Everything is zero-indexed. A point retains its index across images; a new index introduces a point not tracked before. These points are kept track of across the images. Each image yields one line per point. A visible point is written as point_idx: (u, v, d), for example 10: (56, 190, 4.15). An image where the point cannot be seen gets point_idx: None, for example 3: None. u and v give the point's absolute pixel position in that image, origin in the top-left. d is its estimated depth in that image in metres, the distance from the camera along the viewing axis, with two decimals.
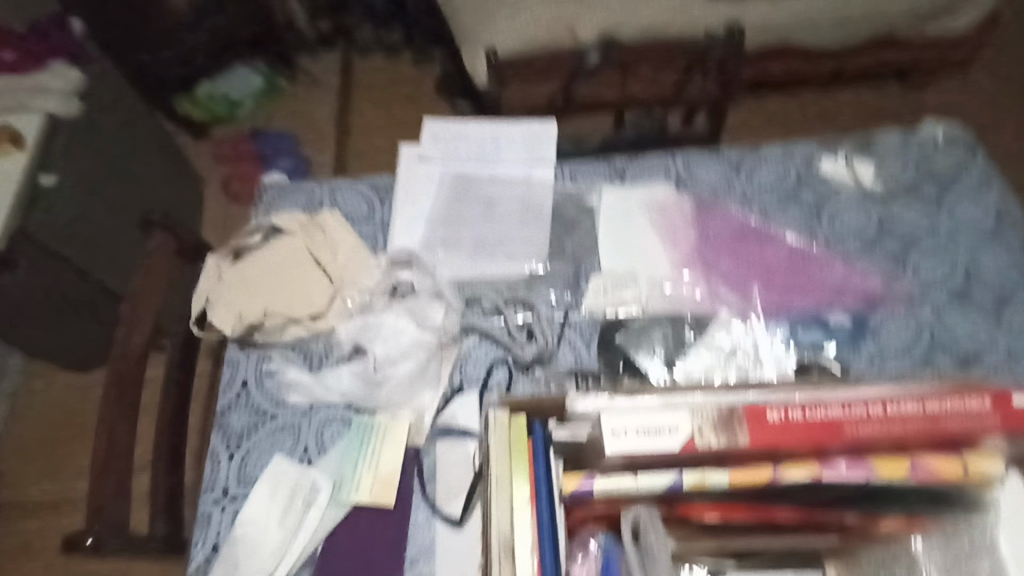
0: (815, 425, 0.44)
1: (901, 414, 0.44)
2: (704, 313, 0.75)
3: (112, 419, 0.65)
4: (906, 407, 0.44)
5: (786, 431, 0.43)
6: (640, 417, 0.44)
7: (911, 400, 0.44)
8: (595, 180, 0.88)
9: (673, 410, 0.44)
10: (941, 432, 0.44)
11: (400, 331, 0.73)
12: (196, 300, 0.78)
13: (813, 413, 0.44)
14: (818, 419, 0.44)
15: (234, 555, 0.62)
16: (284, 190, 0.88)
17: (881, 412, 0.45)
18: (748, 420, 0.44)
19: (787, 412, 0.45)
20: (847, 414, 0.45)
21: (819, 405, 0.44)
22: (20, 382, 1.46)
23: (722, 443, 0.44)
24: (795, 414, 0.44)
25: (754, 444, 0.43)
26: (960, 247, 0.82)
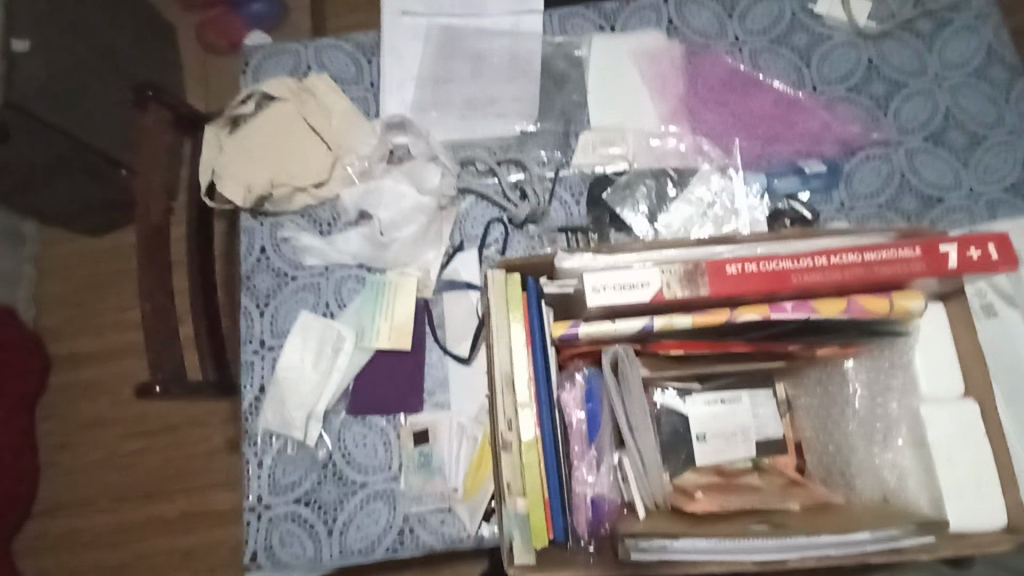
0: (767, 275, 0.51)
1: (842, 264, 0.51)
2: (688, 166, 0.79)
3: (152, 286, 0.73)
4: (847, 257, 0.51)
5: (740, 282, 0.50)
6: (616, 274, 0.50)
7: (852, 252, 0.51)
8: (585, 30, 0.86)
9: (645, 268, 0.51)
10: (874, 278, 0.51)
11: (401, 195, 0.79)
12: (203, 173, 0.82)
13: (766, 266, 0.51)
14: (769, 270, 0.51)
15: (279, 394, 0.73)
16: (270, 53, 0.87)
17: (825, 262, 0.51)
18: (709, 274, 0.51)
19: (744, 265, 0.52)
20: (796, 266, 0.51)
21: (770, 259, 0.51)
22: (40, 248, 1.53)
23: (686, 294, 0.51)
24: (749, 268, 0.51)
25: (713, 293, 0.51)
26: (943, 87, 0.83)
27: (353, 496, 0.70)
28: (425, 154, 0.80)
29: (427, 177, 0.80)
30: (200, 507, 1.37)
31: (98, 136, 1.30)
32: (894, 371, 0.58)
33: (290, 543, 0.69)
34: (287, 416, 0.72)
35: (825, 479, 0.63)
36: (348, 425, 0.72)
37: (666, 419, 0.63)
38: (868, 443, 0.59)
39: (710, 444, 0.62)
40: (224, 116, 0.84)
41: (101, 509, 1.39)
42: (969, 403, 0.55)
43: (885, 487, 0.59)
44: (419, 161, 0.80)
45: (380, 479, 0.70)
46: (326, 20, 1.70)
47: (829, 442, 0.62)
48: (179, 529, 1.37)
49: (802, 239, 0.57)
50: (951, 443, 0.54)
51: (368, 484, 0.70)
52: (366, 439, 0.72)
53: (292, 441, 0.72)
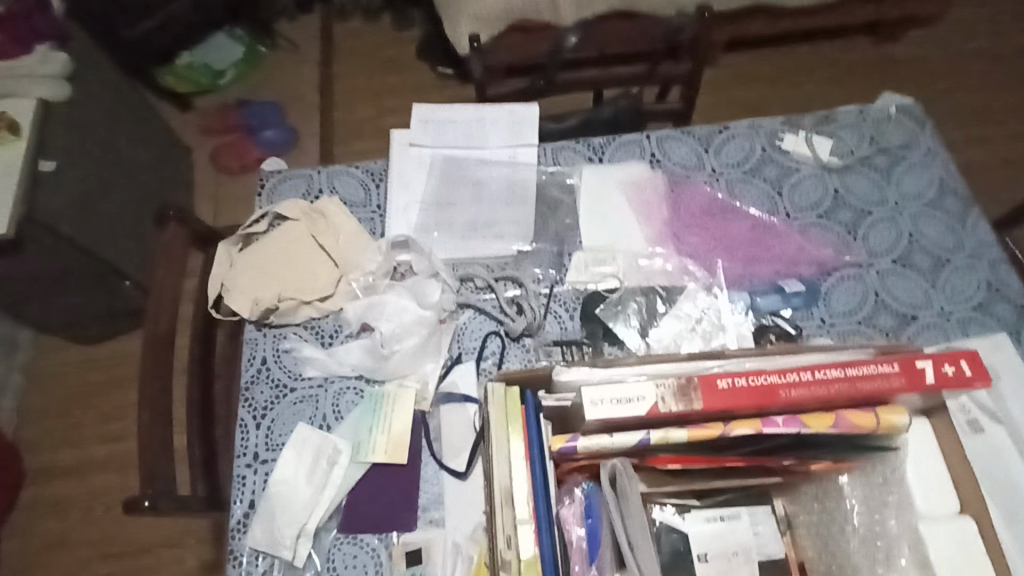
0: (756, 390, 0.54)
1: (827, 379, 0.53)
2: (675, 283, 0.83)
3: (151, 396, 0.74)
4: (831, 373, 0.54)
5: (732, 396, 0.53)
6: (613, 388, 0.53)
7: (835, 367, 0.54)
8: (575, 161, 0.95)
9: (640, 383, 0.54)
10: (859, 392, 0.53)
11: (400, 308, 0.82)
12: (212, 285, 0.85)
13: (754, 381, 0.54)
14: (758, 386, 0.54)
15: (270, 511, 0.71)
16: (284, 178, 0.94)
17: (811, 378, 0.54)
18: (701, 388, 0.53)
19: (735, 380, 0.54)
20: (784, 380, 0.54)
21: (758, 375, 0.54)
22: (32, 357, 1.55)
23: (681, 407, 0.53)
24: (740, 383, 0.54)
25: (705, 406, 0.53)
26: (905, 215, 0.90)
27: None
28: (425, 271, 0.85)
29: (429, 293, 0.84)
30: None
31: (106, 248, 1.36)
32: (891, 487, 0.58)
33: None
34: (277, 534, 0.69)
35: None
36: (339, 543, 0.70)
37: (668, 537, 0.62)
38: (872, 563, 0.56)
39: (712, 565, 0.61)
40: (237, 233, 0.89)
41: None
42: (967, 519, 0.54)
43: None
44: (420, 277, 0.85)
45: None
46: (333, 145, 1.83)
47: (833, 563, 0.59)
48: None
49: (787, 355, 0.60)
50: (953, 561, 0.53)
51: None
52: (356, 559, 0.69)
53: (280, 562, 0.69)
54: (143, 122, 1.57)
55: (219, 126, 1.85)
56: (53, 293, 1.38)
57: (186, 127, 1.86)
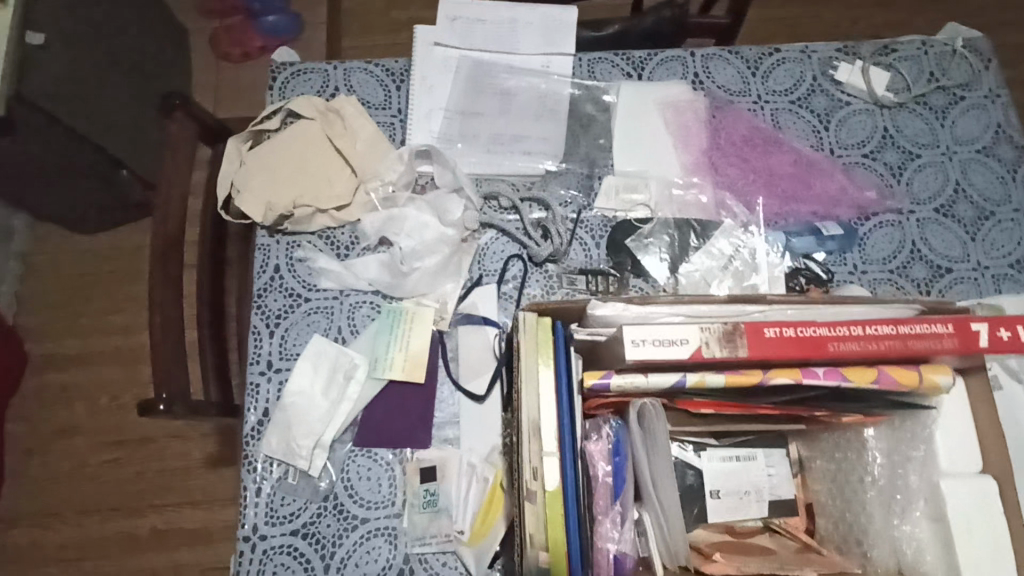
0: (804, 341, 0.50)
1: (878, 335, 0.50)
2: (710, 219, 0.79)
3: (162, 299, 0.71)
4: (882, 329, 0.51)
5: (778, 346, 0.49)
6: (656, 329, 0.49)
7: (887, 323, 0.50)
8: (613, 75, 0.88)
9: (685, 325, 0.49)
10: (910, 352, 0.50)
11: (420, 225, 0.79)
12: (221, 185, 0.81)
13: (802, 331, 0.50)
14: (806, 336, 0.50)
15: (285, 420, 0.71)
16: (297, 71, 0.87)
17: (860, 332, 0.51)
18: (749, 334, 0.50)
19: (782, 329, 0.51)
20: (832, 333, 0.51)
21: (808, 325, 0.50)
22: (30, 244, 1.53)
23: (723, 353, 0.49)
24: (786, 333, 0.50)
25: (750, 355, 0.49)
26: (954, 161, 0.86)
27: (354, 531, 0.68)
28: (447, 186, 0.80)
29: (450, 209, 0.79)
30: (173, 523, 1.35)
31: (101, 135, 1.30)
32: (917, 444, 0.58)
33: None
34: (293, 443, 0.70)
35: (841, 546, 0.63)
36: (354, 455, 0.70)
37: (685, 472, 0.63)
38: (886, 513, 0.58)
39: (724, 501, 0.63)
40: (247, 129, 0.83)
41: (69, 520, 1.36)
42: (989, 478, 0.55)
43: (901, 559, 0.58)
44: (442, 192, 0.80)
45: (383, 514, 0.68)
46: (341, 37, 1.71)
47: (846, 509, 0.62)
48: (149, 546, 1.34)
49: (833, 305, 0.57)
50: (968, 516, 0.54)
51: (370, 519, 0.68)
52: (371, 471, 0.70)
53: (294, 469, 0.69)
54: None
55: (219, 9, 1.72)
56: (47, 179, 1.33)
57: (183, 7, 1.73)
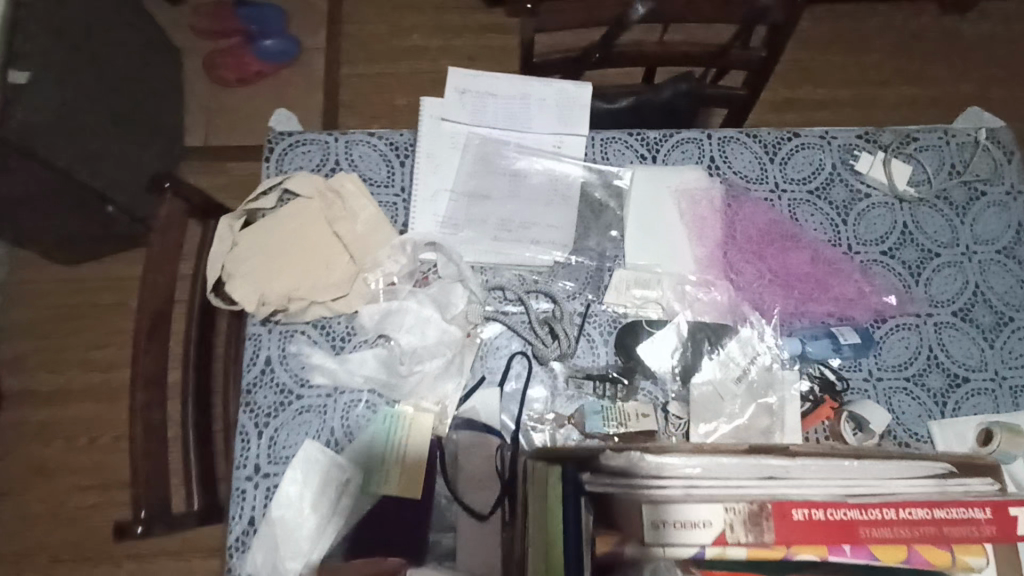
0: (835, 525, 0.47)
1: (914, 521, 0.48)
2: (722, 322, 0.76)
3: (145, 402, 0.67)
4: (919, 513, 0.48)
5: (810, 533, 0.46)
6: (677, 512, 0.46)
7: (924, 508, 0.48)
8: (626, 157, 0.84)
9: (707, 507, 0.47)
10: (946, 537, 0.48)
11: (420, 320, 0.75)
12: (210, 267, 0.76)
13: (834, 514, 0.47)
14: (839, 520, 0.47)
15: (271, 533, 0.67)
16: (296, 143, 0.82)
17: (895, 516, 0.48)
18: (776, 517, 0.47)
19: (813, 510, 0.47)
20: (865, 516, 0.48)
21: (841, 508, 0.47)
22: (8, 272, 1.48)
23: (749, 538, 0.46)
24: (818, 515, 0.47)
25: (778, 540, 0.46)
26: (974, 261, 0.83)
27: None
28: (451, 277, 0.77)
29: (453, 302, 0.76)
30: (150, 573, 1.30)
31: (87, 170, 1.25)
32: None
33: None
34: (280, 563, 0.66)
35: None
36: None
37: None
38: None
39: None
40: (241, 207, 0.78)
41: (41, 568, 1.31)
42: None
43: None
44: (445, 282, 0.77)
45: None
46: (340, 65, 1.66)
47: None
48: None
49: (863, 463, 0.54)
50: None
51: None
52: None
53: None
54: (127, 23, 1.40)
55: (214, 30, 1.66)
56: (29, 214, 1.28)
57: (177, 26, 1.67)
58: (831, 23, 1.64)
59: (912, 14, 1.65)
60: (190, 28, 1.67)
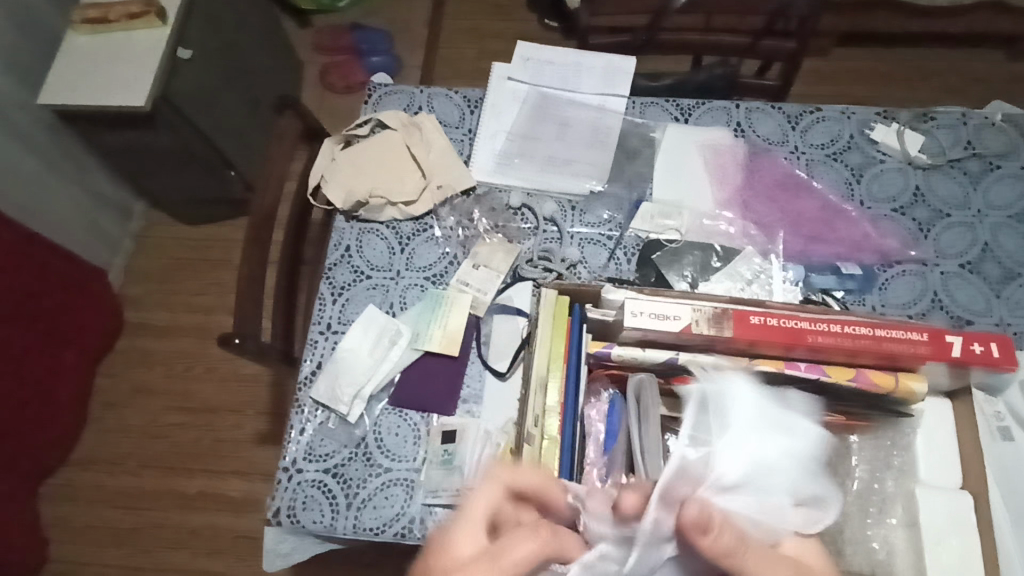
0: (786, 332, 0.58)
1: (854, 334, 0.57)
2: (733, 246, 0.87)
3: (251, 259, 0.85)
4: (859, 330, 0.57)
5: (762, 331, 0.57)
6: (655, 304, 0.57)
7: (864, 324, 0.57)
8: (662, 117, 0.97)
9: (680, 304, 0.58)
10: (884, 352, 0.57)
11: (466, 234, 0.91)
12: (312, 176, 0.95)
13: (786, 324, 0.58)
14: (790, 328, 0.58)
15: (334, 373, 0.81)
16: (389, 91, 1.02)
17: (839, 330, 0.57)
18: (735, 319, 0.57)
19: (767, 319, 0.58)
20: (813, 328, 0.58)
21: (791, 318, 0.57)
22: (142, 226, 1.77)
23: (712, 332, 0.58)
24: (772, 322, 0.58)
25: (736, 335, 0.57)
26: (984, 223, 0.89)
27: (376, 478, 0.77)
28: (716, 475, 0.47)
29: (491, 256, 0.88)
30: (218, 488, 1.47)
31: (222, 138, 1.51)
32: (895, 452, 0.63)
33: (312, 508, 0.76)
34: (337, 392, 0.80)
35: None
36: (386, 413, 0.80)
37: None
38: (862, 517, 0.61)
39: None
40: (341, 133, 0.98)
41: (129, 470, 1.51)
42: (966, 494, 0.60)
43: (874, 561, 0.60)
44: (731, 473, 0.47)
45: (405, 468, 0.77)
46: (433, 79, 1.93)
47: None
48: (193, 505, 1.47)
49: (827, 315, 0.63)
50: (942, 527, 0.59)
51: (391, 470, 0.77)
52: (399, 429, 0.79)
53: (335, 416, 0.80)
54: (266, 28, 1.70)
55: (329, 46, 1.99)
56: (169, 170, 1.55)
57: (302, 44, 2.00)
58: (889, 59, 1.73)
59: (973, 57, 1.72)
60: (312, 45, 2.00)
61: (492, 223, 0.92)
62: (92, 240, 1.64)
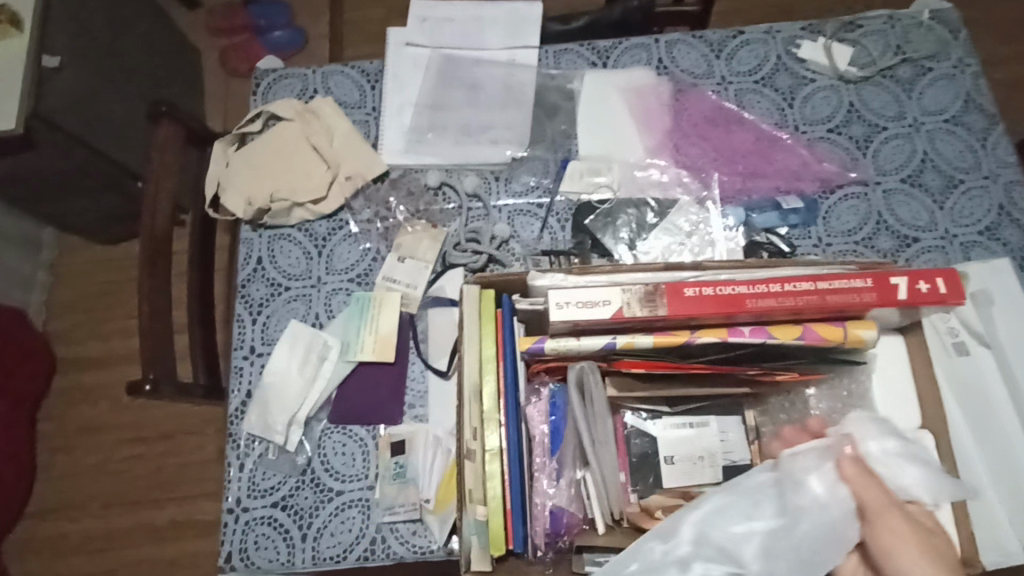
0: (724, 300, 0.54)
1: (796, 291, 0.53)
2: (669, 197, 0.82)
3: (150, 291, 0.77)
4: (801, 285, 0.54)
5: (698, 304, 0.53)
6: (579, 292, 0.53)
7: (805, 280, 0.53)
8: (578, 65, 0.90)
9: (606, 287, 0.54)
10: (827, 305, 0.53)
11: (386, 225, 0.84)
12: (207, 186, 0.86)
13: (723, 291, 0.54)
14: (727, 294, 0.54)
15: (265, 399, 0.76)
16: (279, 76, 0.92)
17: (779, 289, 0.54)
18: (667, 295, 0.54)
19: (703, 288, 0.55)
20: (752, 291, 0.54)
21: (727, 285, 0.54)
22: (56, 254, 1.64)
23: (646, 313, 0.54)
24: (708, 291, 0.54)
25: (670, 313, 0.54)
26: (921, 131, 0.85)
27: (329, 502, 0.72)
28: (823, 522, 0.52)
29: (416, 246, 0.82)
30: (189, 515, 1.42)
31: (118, 150, 1.38)
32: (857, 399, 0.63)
33: (265, 546, 0.71)
34: (270, 420, 0.74)
35: None
36: (329, 432, 0.75)
37: (635, 442, 0.60)
38: None
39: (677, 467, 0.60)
40: (231, 132, 0.88)
41: (93, 512, 1.44)
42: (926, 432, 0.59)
43: None
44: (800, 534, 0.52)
45: (357, 486, 0.73)
46: (343, 48, 1.78)
47: None
48: (166, 536, 1.42)
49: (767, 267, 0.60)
50: None
51: (343, 492, 0.72)
52: (345, 447, 0.74)
53: (273, 446, 0.74)
54: (146, 17, 1.54)
55: (225, 26, 1.82)
56: (67, 192, 1.42)
57: (194, 27, 1.83)
58: None
59: None
60: (205, 28, 1.82)
61: (411, 208, 0.85)
62: (1, 279, 1.51)
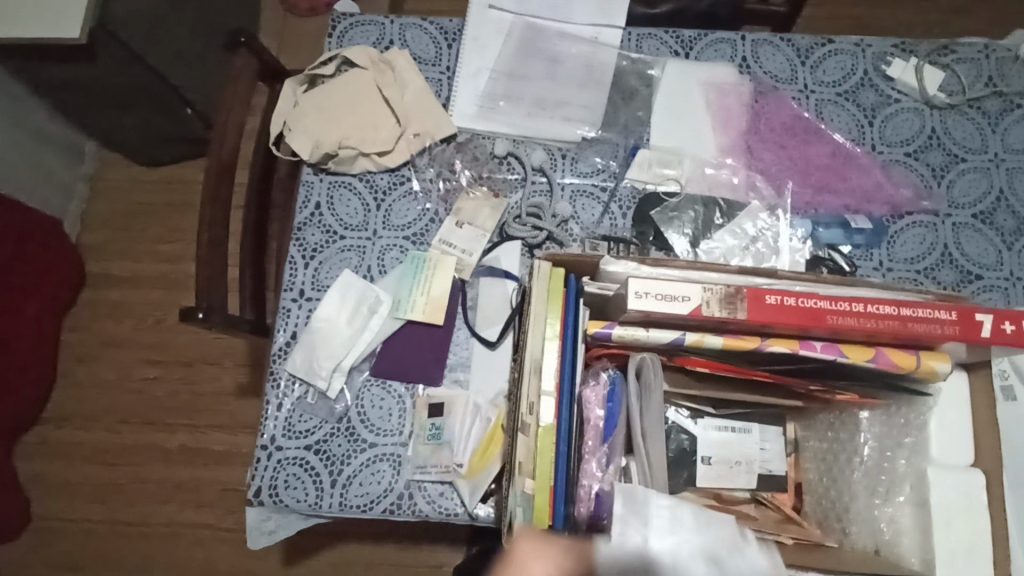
0: (804, 313, 0.54)
1: (879, 314, 0.54)
2: (737, 199, 0.81)
3: (211, 221, 0.76)
4: (884, 309, 0.54)
5: (779, 313, 0.54)
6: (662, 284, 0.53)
7: (889, 304, 0.54)
8: (661, 52, 0.88)
9: (689, 284, 0.54)
10: (908, 332, 0.54)
11: (448, 186, 0.84)
12: (273, 123, 0.85)
13: (805, 303, 0.54)
14: (808, 307, 0.54)
15: (311, 343, 0.76)
16: (356, 22, 0.90)
17: (861, 309, 0.55)
18: (749, 300, 0.54)
19: (785, 298, 0.55)
20: (833, 307, 0.55)
21: (811, 298, 0.54)
22: (97, 168, 1.64)
23: (723, 314, 0.54)
24: (789, 301, 0.54)
25: (750, 318, 0.54)
26: (1001, 168, 0.83)
27: (361, 453, 0.73)
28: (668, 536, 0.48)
29: (476, 213, 0.81)
30: (200, 442, 1.45)
31: (175, 73, 1.37)
32: (908, 430, 0.63)
33: (294, 486, 0.72)
34: (315, 364, 0.75)
35: (822, 521, 0.68)
36: (369, 385, 0.76)
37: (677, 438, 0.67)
38: (869, 494, 0.63)
39: (713, 467, 0.67)
40: (303, 72, 0.87)
41: (107, 426, 1.47)
42: (977, 472, 0.59)
43: (879, 539, 0.62)
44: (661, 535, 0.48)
45: (391, 441, 0.73)
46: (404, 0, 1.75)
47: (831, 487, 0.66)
48: (176, 460, 1.44)
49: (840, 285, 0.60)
50: (951, 506, 0.58)
51: (376, 445, 0.73)
52: (383, 402, 0.75)
53: (313, 390, 0.75)
54: None
55: None
56: (118, 109, 1.41)
57: None
58: None
59: None
60: None
61: (475, 174, 0.84)
62: (41, 185, 1.51)
